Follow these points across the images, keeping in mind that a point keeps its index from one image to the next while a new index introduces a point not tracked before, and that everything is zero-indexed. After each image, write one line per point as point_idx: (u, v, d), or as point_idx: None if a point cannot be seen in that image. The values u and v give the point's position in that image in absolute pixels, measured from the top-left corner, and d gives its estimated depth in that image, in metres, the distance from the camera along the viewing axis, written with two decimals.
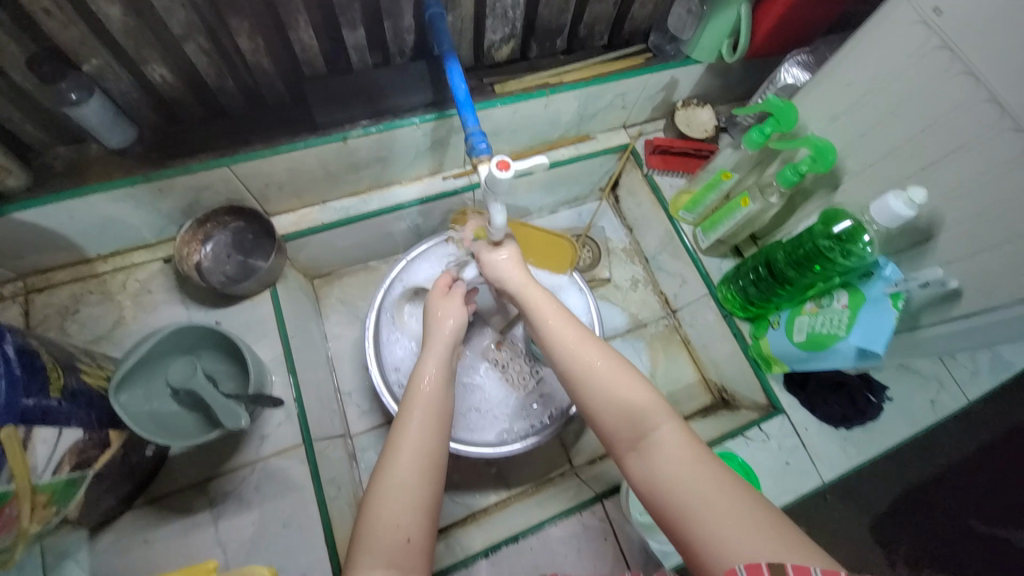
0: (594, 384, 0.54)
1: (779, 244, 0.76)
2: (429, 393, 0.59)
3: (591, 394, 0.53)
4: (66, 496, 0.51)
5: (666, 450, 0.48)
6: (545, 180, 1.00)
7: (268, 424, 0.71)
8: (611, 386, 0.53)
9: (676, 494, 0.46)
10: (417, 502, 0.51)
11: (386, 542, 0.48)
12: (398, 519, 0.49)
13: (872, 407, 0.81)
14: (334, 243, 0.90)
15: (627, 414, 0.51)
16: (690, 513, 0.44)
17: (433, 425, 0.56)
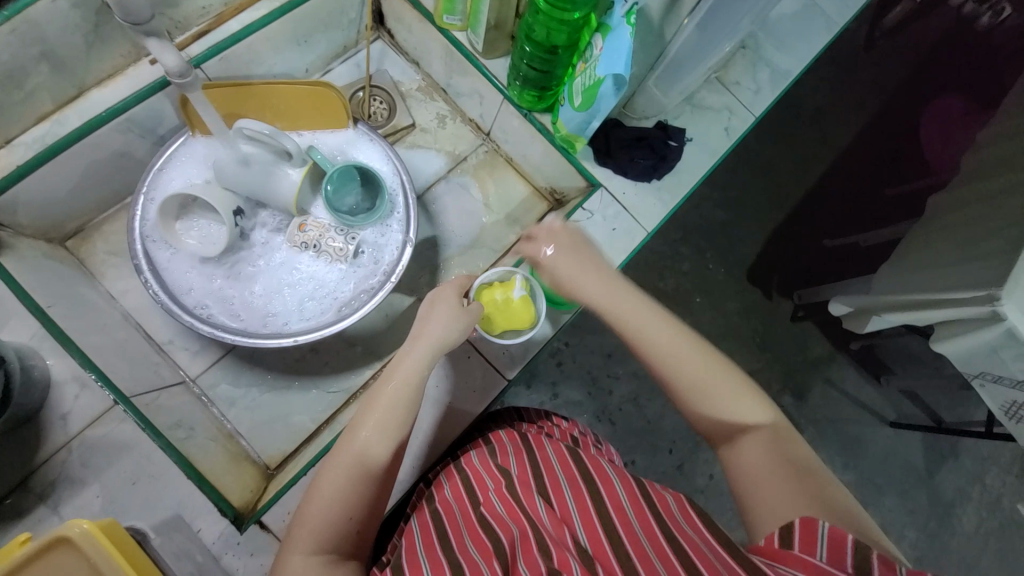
0: (687, 395, 0.59)
1: (530, 9, 0.71)
2: (402, 396, 0.59)
3: (689, 400, 0.59)
4: None
5: (753, 460, 0.55)
6: (289, 33, 0.84)
7: (64, 401, 0.63)
8: (689, 383, 0.58)
9: (750, 478, 0.55)
10: (353, 500, 0.54)
11: (323, 536, 0.52)
12: (336, 517, 0.53)
13: (673, 151, 0.86)
14: (57, 189, 0.72)
15: (729, 419, 0.58)
16: (759, 487, 0.53)
17: (391, 427, 0.57)
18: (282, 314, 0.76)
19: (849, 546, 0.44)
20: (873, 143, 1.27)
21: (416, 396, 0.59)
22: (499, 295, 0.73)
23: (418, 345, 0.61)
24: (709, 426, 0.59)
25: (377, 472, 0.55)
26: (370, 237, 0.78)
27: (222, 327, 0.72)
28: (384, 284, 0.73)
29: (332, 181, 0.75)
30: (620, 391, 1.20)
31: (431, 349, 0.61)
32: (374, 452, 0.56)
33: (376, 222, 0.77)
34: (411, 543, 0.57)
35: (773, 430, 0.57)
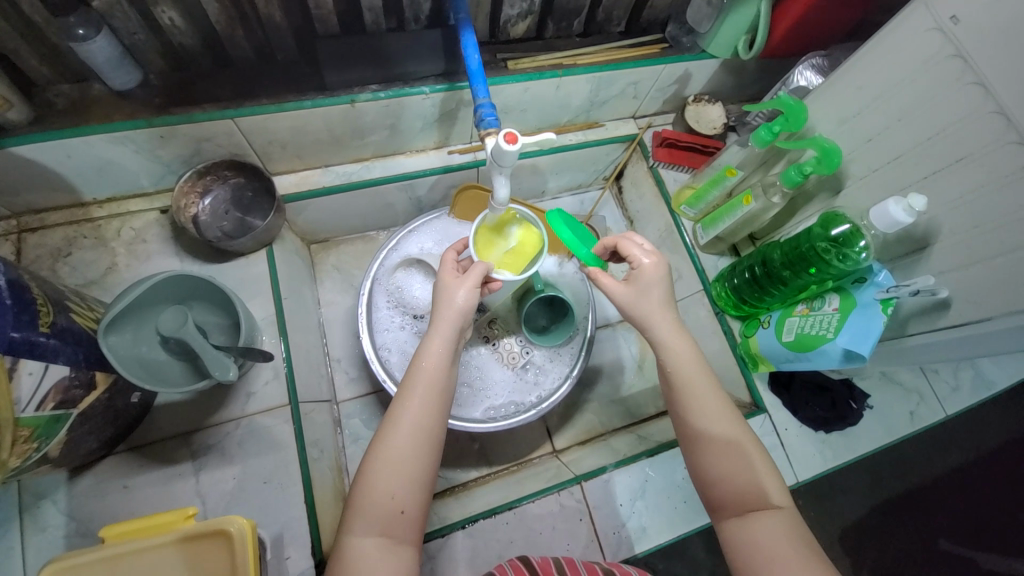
0: (710, 447, 0.56)
1: (776, 245, 0.77)
2: (433, 371, 0.57)
3: (709, 457, 0.56)
4: (47, 432, 0.51)
5: (767, 530, 0.52)
6: (550, 164, 0.99)
7: (255, 381, 0.71)
8: (719, 445, 0.56)
9: (758, 557, 0.51)
10: (404, 475, 0.53)
11: (379, 512, 0.51)
12: (401, 475, 0.53)
13: (854, 413, 0.83)
14: (333, 209, 0.88)
15: (746, 483, 0.54)
16: (767, 560, 0.50)
17: (431, 401, 0.56)
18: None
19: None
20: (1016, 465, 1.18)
21: (448, 380, 0.59)
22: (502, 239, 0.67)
23: (437, 324, 0.60)
24: (725, 490, 0.55)
25: (435, 399, 0.57)
26: (542, 358, 0.82)
27: (392, 378, 0.77)
28: (528, 415, 0.77)
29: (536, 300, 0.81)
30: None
31: (453, 329, 0.59)
32: (433, 397, 0.57)
33: (550, 348, 0.83)
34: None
35: (788, 515, 0.53)
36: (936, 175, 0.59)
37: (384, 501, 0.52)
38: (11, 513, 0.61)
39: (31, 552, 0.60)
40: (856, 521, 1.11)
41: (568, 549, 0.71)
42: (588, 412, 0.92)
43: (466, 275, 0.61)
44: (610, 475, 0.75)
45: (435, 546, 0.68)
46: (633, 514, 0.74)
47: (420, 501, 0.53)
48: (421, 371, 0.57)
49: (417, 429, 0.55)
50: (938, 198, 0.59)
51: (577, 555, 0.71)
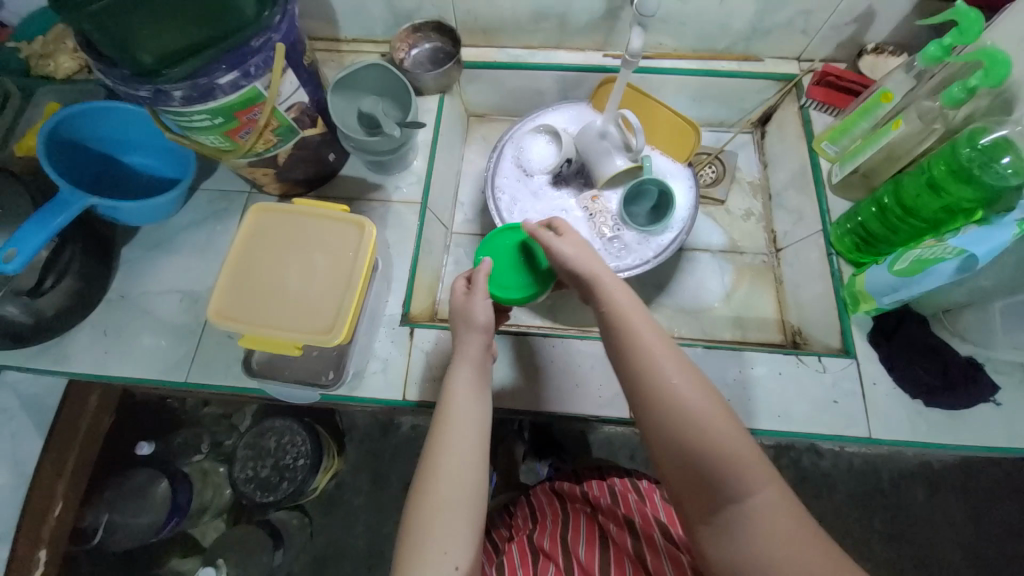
0: (684, 432, 0.51)
1: (912, 171, 0.71)
2: (472, 408, 0.60)
3: (685, 439, 0.51)
4: (285, 135, 0.76)
5: (761, 512, 0.48)
6: (697, 88, 1.03)
7: (403, 180, 0.92)
8: (691, 427, 0.51)
9: (768, 554, 0.47)
10: (454, 516, 0.53)
11: (432, 564, 0.51)
12: (447, 515, 0.53)
13: (972, 392, 0.72)
14: (497, 85, 1.07)
15: (733, 462, 0.49)
16: (781, 565, 0.46)
17: (469, 433, 0.58)
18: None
19: None
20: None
21: (483, 407, 0.61)
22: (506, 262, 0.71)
23: (461, 349, 0.64)
24: (704, 470, 0.50)
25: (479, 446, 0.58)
26: (632, 238, 0.89)
27: (499, 213, 0.92)
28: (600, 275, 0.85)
29: (644, 182, 0.88)
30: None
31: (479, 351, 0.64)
32: (468, 428, 0.58)
33: (641, 232, 0.89)
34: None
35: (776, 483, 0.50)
36: None
37: (440, 558, 0.51)
38: (241, 208, 0.91)
39: None
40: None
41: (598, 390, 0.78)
42: (658, 315, 0.95)
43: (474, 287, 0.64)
44: None
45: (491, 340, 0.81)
46: None
47: (469, 549, 0.53)
48: (455, 390, 0.60)
49: (462, 470, 0.55)
50: None
51: (605, 398, 0.78)
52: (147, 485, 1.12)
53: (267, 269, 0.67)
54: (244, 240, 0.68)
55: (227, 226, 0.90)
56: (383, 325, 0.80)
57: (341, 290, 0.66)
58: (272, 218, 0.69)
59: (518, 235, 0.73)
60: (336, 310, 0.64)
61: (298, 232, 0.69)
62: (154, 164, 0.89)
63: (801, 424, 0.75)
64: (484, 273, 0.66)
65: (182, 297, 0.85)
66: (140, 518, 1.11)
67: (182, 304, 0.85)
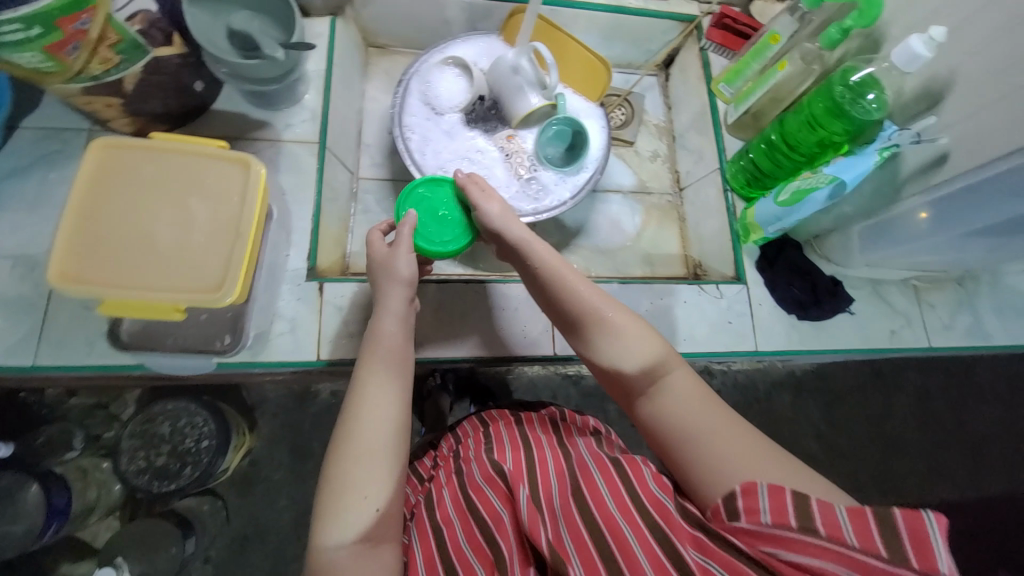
0: (610, 347, 0.59)
1: (795, 109, 0.77)
2: (393, 352, 0.59)
3: (612, 354, 0.58)
4: (130, 52, 0.61)
5: (680, 398, 0.54)
6: (607, 25, 1.02)
7: (294, 116, 0.81)
8: (616, 343, 0.59)
9: (687, 431, 0.52)
10: (374, 458, 0.51)
11: (356, 509, 0.49)
12: (367, 458, 0.51)
13: (833, 304, 0.85)
14: (396, 11, 0.95)
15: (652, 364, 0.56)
16: (698, 441, 0.50)
17: (392, 376, 0.57)
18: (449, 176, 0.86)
19: (794, 499, 0.41)
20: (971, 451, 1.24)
21: (405, 349, 0.60)
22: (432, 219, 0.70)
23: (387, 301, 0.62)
24: (632, 377, 0.57)
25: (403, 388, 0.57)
26: (549, 180, 0.88)
27: (410, 154, 0.85)
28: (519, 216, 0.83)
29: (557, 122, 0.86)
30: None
31: (403, 302, 0.63)
32: (392, 372, 0.58)
33: (558, 172, 0.88)
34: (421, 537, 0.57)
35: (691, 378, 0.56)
36: (965, 22, 0.59)
37: (361, 501, 0.49)
38: (82, 151, 0.73)
39: None
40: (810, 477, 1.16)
41: None
42: (576, 256, 0.97)
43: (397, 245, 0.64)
44: None
45: None
46: None
47: (394, 490, 0.51)
48: (381, 340, 0.59)
49: (382, 413, 0.54)
50: (964, 47, 0.60)
51: (532, 332, 0.82)
52: (11, 491, 0.93)
53: (127, 217, 0.55)
54: (85, 185, 0.55)
55: (66, 173, 0.72)
56: (285, 281, 0.72)
57: (228, 238, 0.56)
58: (127, 155, 0.56)
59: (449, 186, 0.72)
60: (224, 263, 0.56)
61: (166, 169, 0.57)
62: None
63: (703, 345, 0.83)
64: (410, 226, 0.65)
65: (12, 264, 0.68)
66: (13, 526, 0.93)
67: (11, 271, 0.68)
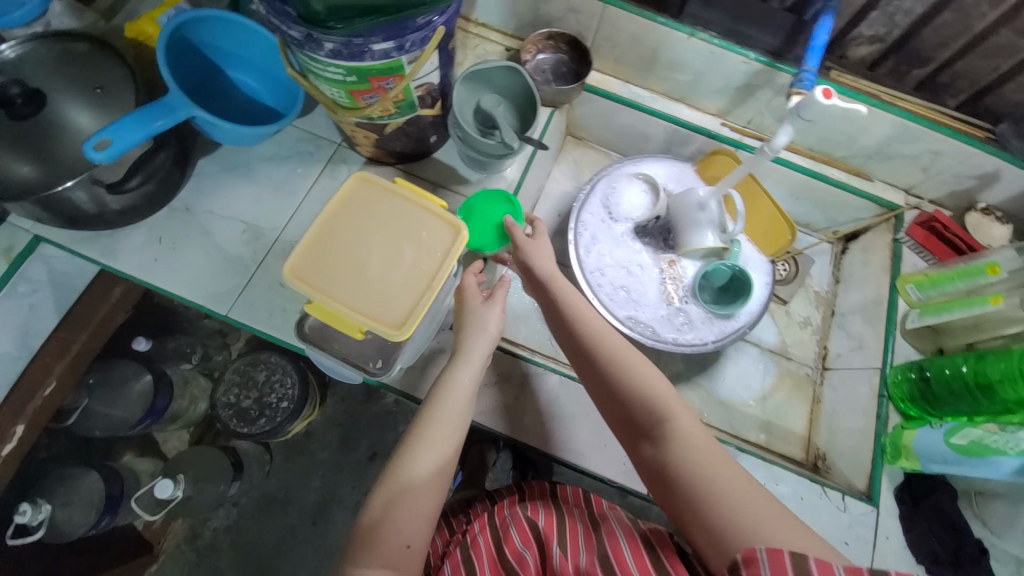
0: (624, 393, 0.62)
1: (999, 357, 0.74)
2: (458, 406, 0.65)
3: (624, 399, 0.62)
4: (404, 109, 0.73)
5: (684, 441, 0.58)
6: (799, 186, 1.02)
7: (494, 183, 0.90)
8: (626, 391, 0.62)
9: (699, 485, 0.55)
10: (418, 516, 0.59)
11: (387, 543, 0.57)
12: (403, 493, 0.59)
13: (976, 575, 0.74)
14: (606, 116, 1.04)
15: (662, 411, 0.60)
16: (709, 496, 0.54)
17: (454, 423, 0.64)
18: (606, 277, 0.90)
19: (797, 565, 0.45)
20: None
21: (468, 406, 0.66)
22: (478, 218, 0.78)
23: (463, 360, 0.68)
24: (643, 423, 0.61)
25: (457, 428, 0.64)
26: (698, 316, 0.88)
27: (577, 250, 0.91)
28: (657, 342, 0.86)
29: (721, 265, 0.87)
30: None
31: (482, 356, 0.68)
32: (442, 401, 0.65)
33: (706, 312, 0.88)
34: (454, 565, 0.69)
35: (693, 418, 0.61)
36: None
37: (394, 540, 0.57)
38: (327, 158, 0.88)
39: (321, 186, 0.86)
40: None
41: (623, 459, 0.78)
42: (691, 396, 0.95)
43: (491, 300, 0.71)
44: None
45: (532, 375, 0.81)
46: None
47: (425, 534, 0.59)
48: (451, 395, 0.65)
49: (431, 469, 0.61)
50: None
51: (629, 468, 0.78)
52: (129, 378, 1.09)
53: (356, 245, 0.65)
54: (330, 213, 0.66)
55: (309, 172, 0.87)
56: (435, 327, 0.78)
57: (422, 286, 0.63)
58: (373, 189, 0.67)
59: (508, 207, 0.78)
60: (411, 306, 0.63)
61: (365, 212, 0.66)
62: (257, 86, 0.85)
63: None
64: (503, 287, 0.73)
65: (244, 229, 0.82)
66: (116, 410, 1.09)
67: (242, 235, 0.82)
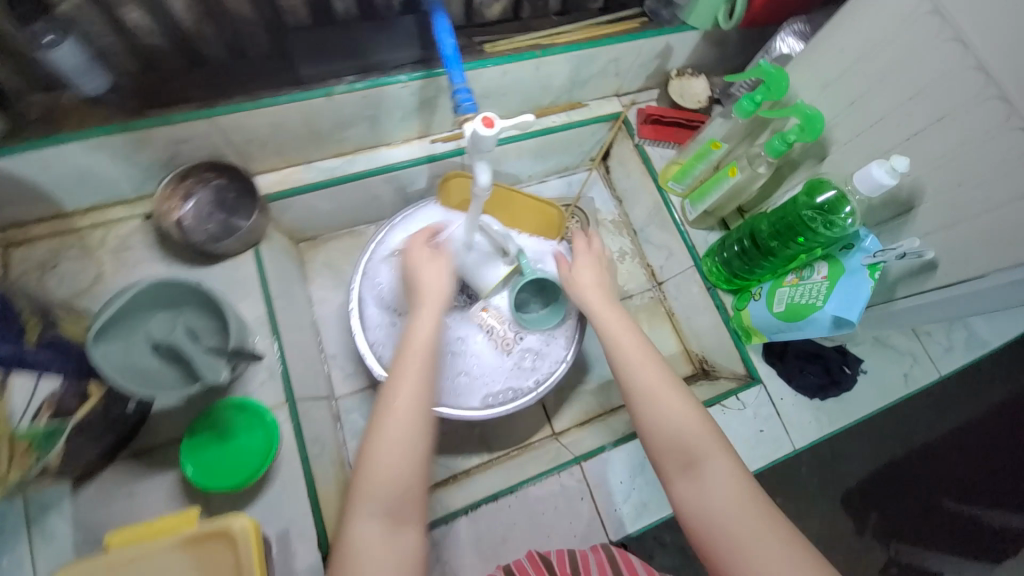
0: (691, 469, 0.53)
1: (764, 218, 0.76)
2: (411, 402, 0.56)
3: (691, 476, 0.53)
4: (46, 443, 0.53)
5: (771, 562, 0.47)
6: (536, 147, 0.98)
7: (250, 382, 0.71)
8: (701, 475, 0.52)
9: None
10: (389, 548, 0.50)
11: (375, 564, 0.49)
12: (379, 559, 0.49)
13: (848, 378, 0.84)
14: (318, 205, 0.88)
15: (740, 511, 0.50)
16: None
17: (407, 438, 0.54)
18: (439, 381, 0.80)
19: None
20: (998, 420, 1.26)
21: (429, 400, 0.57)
22: (210, 453, 0.63)
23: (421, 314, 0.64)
24: (709, 515, 0.51)
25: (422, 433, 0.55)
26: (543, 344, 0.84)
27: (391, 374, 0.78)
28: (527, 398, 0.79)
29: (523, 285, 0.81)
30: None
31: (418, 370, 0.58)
32: (411, 418, 0.55)
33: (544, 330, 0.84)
34: None
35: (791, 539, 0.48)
36: (916, 136, 0.58)
37: None
38: None
39: None
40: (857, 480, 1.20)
41: (572, 530, 0.73)
42: (584, 395, 0.94)
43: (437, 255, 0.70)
44: (609, 454, 0.77)
45: (440, 534, 0.70)
46: (632, 490, 0.76)
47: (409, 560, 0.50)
48: (393, 397, 0.56)
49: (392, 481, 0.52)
50: (925, 161, 0.58)
51: (581, 533, 0.72)
52: None
53: None
54: None
55: None
56: None
57: None
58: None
59: (234, 411, 0.65)
60: None
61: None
62: None
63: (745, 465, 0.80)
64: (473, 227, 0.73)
65: None
66: None
67: None
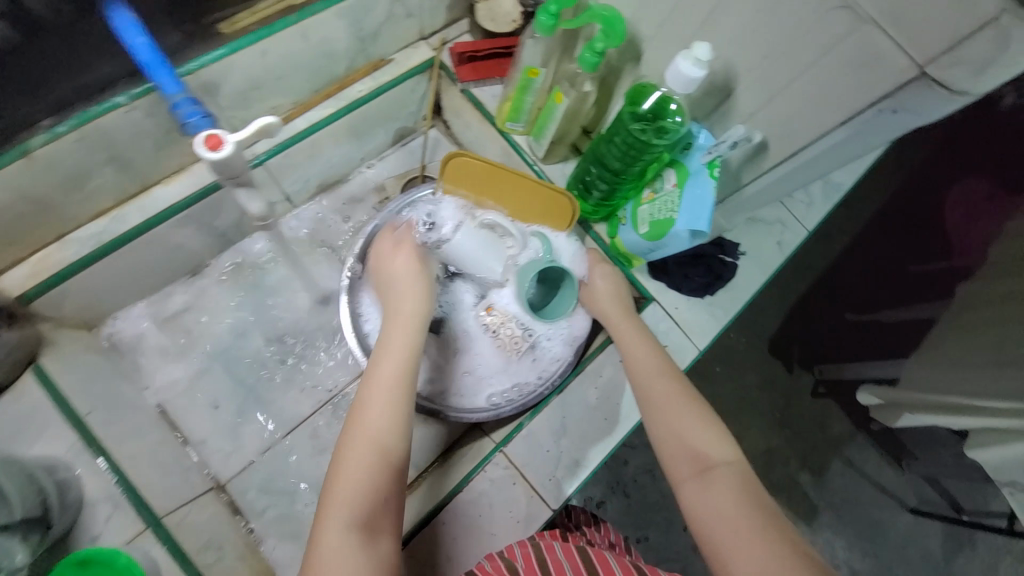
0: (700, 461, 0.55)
1: (603, 140, 0.70)
2: (387, 370, 0.56)
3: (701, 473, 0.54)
4: None
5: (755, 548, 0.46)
6: (350, 125, 0.84)
7: (93, 523, 0.58)
8: (711, 471, 0.53)
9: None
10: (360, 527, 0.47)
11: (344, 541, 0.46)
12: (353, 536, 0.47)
13: (729, 268, 0.84)
14: (104, 283, 0.71)
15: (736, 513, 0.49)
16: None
17: (389, 406, 0.54)
18: (444, 381, 0.80)
19: None
20: (880, 230, 1.34)
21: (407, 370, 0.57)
22: None
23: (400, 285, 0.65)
24: (705, 502, 0.51)
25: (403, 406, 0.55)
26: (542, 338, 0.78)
27: None
28: (532, 395, 0.76)
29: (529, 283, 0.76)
30: (635, 462, 1.18)
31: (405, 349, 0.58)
32: (391, 396, 0.54)
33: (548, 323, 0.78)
34: None
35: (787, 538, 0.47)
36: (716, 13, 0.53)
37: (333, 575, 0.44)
38: None
39: None
40: (777, 330, 1.30)
41: (513, 517, 0.71)
42: None
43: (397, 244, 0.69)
44: (529, 429, 0.74)
45: None
46: (561, 454, 0.74)
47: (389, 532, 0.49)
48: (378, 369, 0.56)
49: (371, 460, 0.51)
50: (730, 38, 0.53)
51: (522, 517, 0.71)
52: None
53: None
54: None
55: None
56: None
57: None
58: None
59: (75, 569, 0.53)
60: None
61: None
62: None
63: None
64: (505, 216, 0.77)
65: None
66: None
67: None
